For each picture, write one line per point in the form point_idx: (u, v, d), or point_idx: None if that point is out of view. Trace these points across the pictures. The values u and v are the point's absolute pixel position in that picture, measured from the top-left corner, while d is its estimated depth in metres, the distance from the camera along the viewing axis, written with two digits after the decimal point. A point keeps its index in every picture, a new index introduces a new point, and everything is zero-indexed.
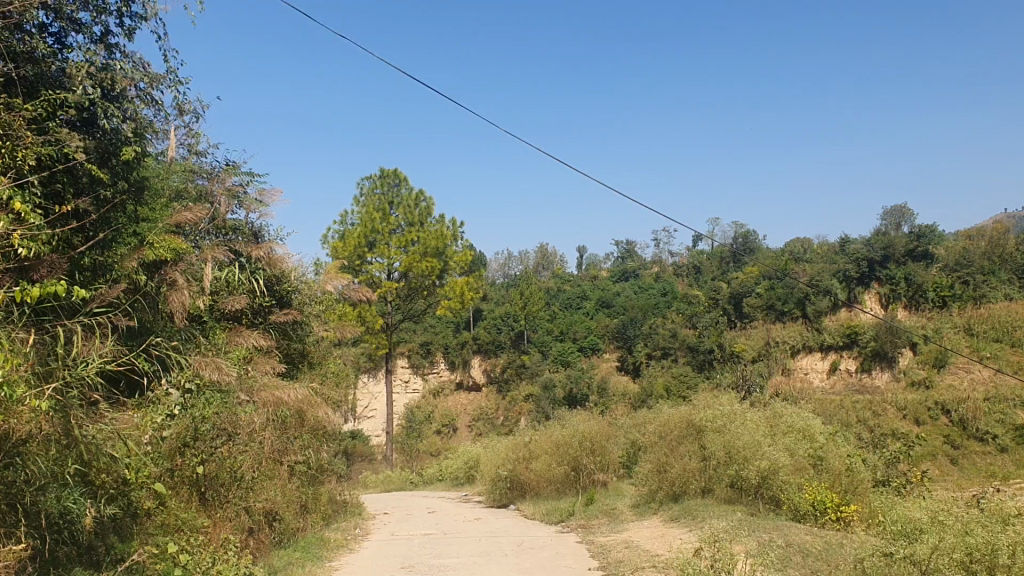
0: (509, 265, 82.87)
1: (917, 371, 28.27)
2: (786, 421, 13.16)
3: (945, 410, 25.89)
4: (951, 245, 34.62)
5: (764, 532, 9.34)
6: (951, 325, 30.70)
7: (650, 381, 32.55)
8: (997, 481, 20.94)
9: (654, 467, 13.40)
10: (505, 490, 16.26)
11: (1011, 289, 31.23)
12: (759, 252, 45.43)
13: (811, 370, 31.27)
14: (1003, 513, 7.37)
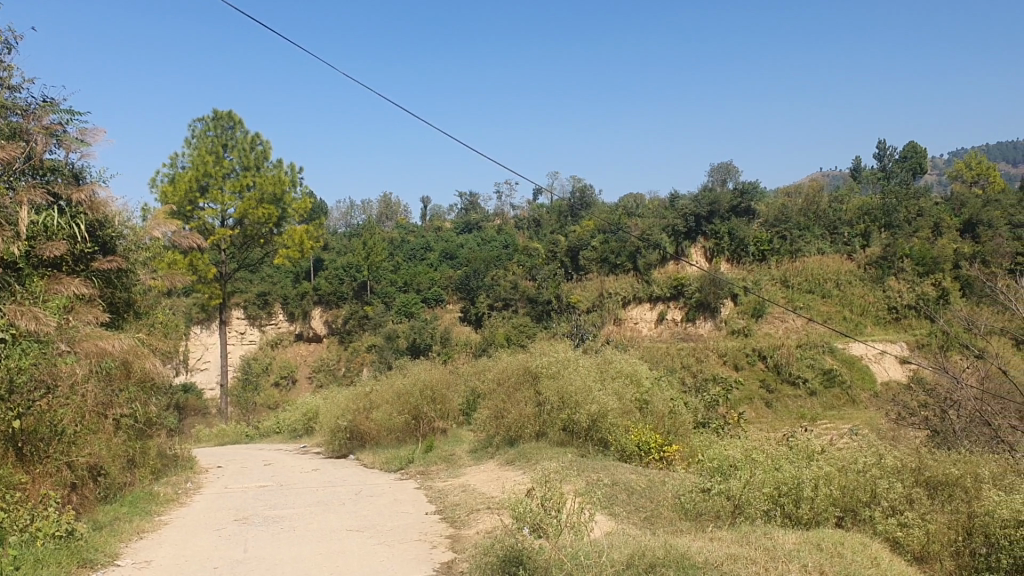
0: (352, 214, 81.55)
1: (737, 321, 30.04)
2: (615, 366, 13.81)
3: (761, 356, 27.41)
4: (771, 202, 36.66)
5: (593, 472, 9.74)
6: (768, 278, 32.72)
7: (492, 331, 32.92)
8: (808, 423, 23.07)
9: (491, 414, 13.62)
10: (344, 440, 16.16)
11: (823, 244, 33.90)
12: (596, 206, 46.68)
13: (640, 320, 32.38)
14: (809, 449, 7.99)
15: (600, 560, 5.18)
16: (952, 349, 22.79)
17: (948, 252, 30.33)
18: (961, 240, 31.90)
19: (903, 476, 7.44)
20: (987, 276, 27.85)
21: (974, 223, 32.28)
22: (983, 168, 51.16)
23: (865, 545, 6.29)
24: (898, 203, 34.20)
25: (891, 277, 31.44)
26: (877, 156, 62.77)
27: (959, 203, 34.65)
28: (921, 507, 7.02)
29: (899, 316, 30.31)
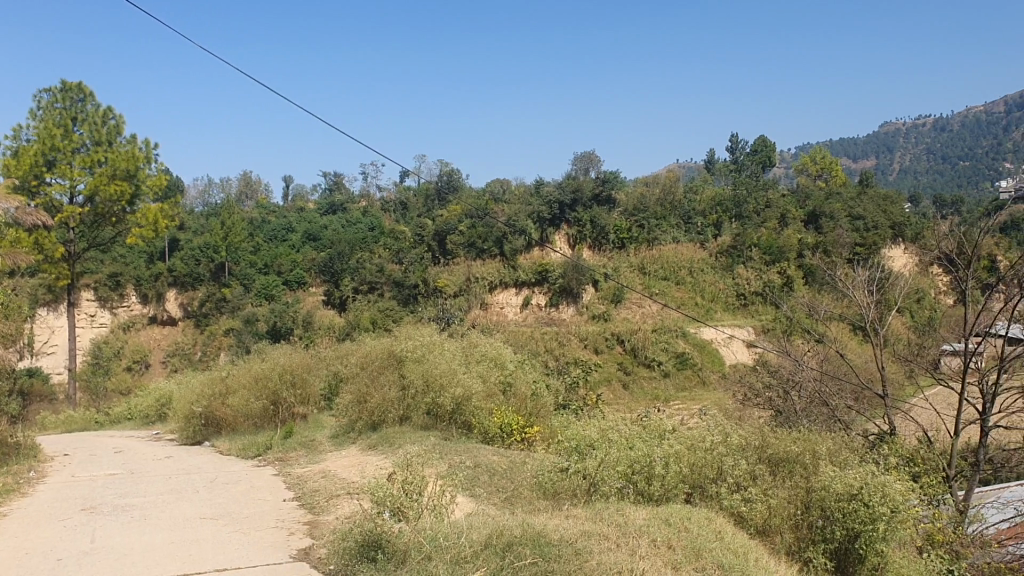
0: (210, 192, 78.67)
1: (598, 306, 30.95)
2: (479, 350, 13.95)
3: (620, 340, 27.96)
4: (631, 190, 37.64)
5: (455, 455, 9.82)
6: (627, 265, 33.40)
7: (356, 314, 32.47)
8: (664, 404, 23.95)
9: (353, 398, 13.19)
10: (200, 427, 15.65)
11: (678, 233, 35.07)
12: (461, 191, 46.81)
13: (506, 305, 32.56)
14: (661, 429, 8.29)
15: (459, 541, 5.19)
16: (793, 334, 24.09)
17: (793, 242, 32.35)
18: (805, 230, 33.91)
19: (748, 454, 7.84)
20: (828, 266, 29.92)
21: (818, 214, 34.33)
22: (826, 164, 54.01)
23: (711, 519, 6.60)
24: (748, 195, 35.79)
25: (741, 266, 32.90)
26: (730, 150, 65.24)
27: (804, 196, 36.62)
28: (764, 483, 7.48)
29: (747, 302, 32.01)
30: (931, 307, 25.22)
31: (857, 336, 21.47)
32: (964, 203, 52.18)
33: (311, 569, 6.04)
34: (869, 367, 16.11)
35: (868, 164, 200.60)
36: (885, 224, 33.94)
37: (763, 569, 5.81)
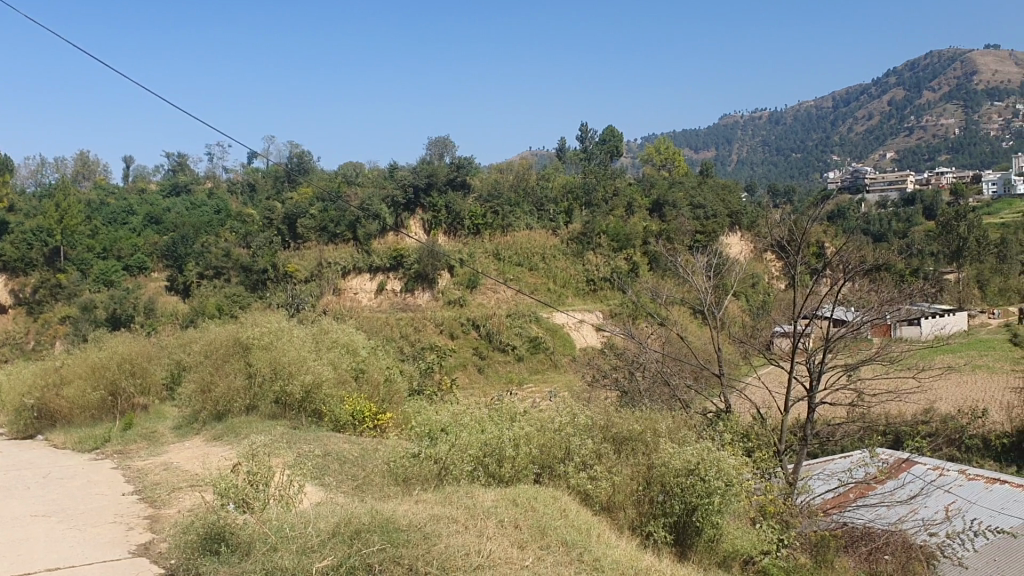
0: (43, 172, 74.20)
1: (454, 292, 30.99)
2: (331, 336, 13.78)
3: (475, 325, 27.96)
4: (485, 176, 37.86)
5: (305, 444, 9.69)
6: (483, 250, 33.50)
7: (201, 300, 31.31)
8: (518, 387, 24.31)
9: (196, 388, 12.80)
10: (31, 420, 14.77)
11: (531, 219, 35.57)
12: (313, 173, 45.95)
13: (360, 290, 31.83)
14: (511, 411, 8.38)
15: (306, 531, 5.13)
16: (638, 318, 24.90)
17: (639, 230, 34.05)
18: (649, 218, 35.91)
19: (593, 434, 8.06)
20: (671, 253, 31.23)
21: (662, 203, 36.08)
22: (670, 154, 56.14)
23: (555, 498, 6.77)
24: (596, 182, 37.46)
25: (590, 252, 34.00)
26: (580, 139, 66.62)
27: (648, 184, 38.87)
28: (608, 461, 7.73)
29: (596, 287, 33.03)
30: (767, 291, 26.63)
31: (697, 319, 22.42)
32: (795, 193, 55.33)
33: (152, 565, 5.86)
34: (709, 348, 16.79)
35: (712, 153, 208.86)
36: (722, 213, 36.81)
37: (605, 544, 6.03)
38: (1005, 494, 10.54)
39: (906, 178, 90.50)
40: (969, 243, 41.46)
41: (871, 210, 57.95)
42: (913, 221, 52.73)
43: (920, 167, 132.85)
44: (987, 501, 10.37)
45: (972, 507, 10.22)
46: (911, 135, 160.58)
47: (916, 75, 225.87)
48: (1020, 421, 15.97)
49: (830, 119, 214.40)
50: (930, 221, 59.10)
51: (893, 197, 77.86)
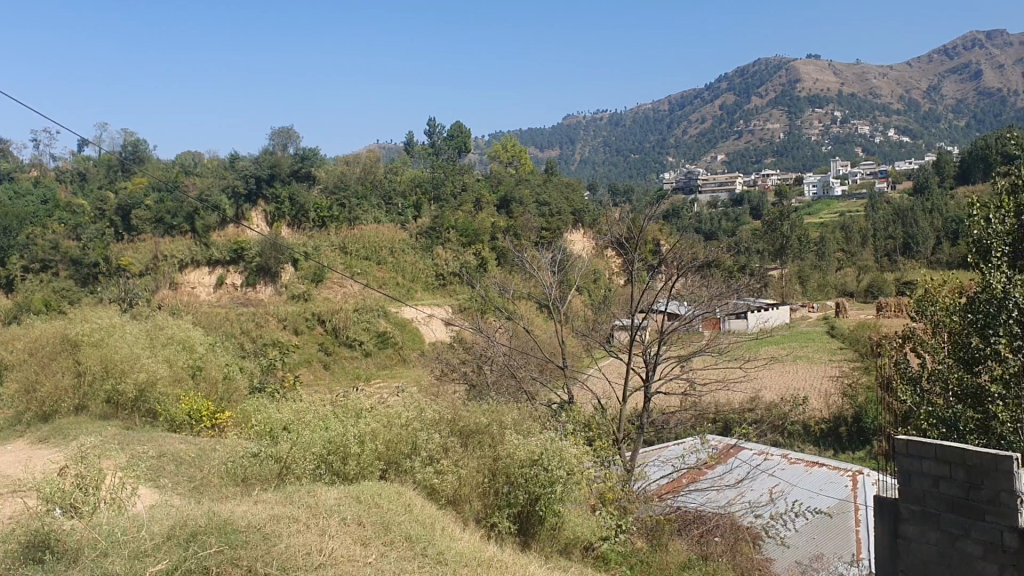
0: None
1: (298, 286, 30.27)
2: (166, 332, 13.29)
3: (320, 320, 27.35)
4: (330, 168, 37.30)
5: (138, 445, 9.29)
6: (328, 243, 32.66)
7: (27, 295, 29.33)
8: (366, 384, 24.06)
9: (20, 388, 12.07)
10: None
11: (379, 213, 35.24)
12: (149, 163, 44.08)
13: (199, 284, 30.61)
14: (357, 406, 8.22)
15: (140, 535, 4.94)
16: (485, 313, 25.10)
17: (487, 225, 34.58)
18: (497, 214, 36.39)
19: (441, 427, 8.08)
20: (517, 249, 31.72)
21: (508, 200, 36.79)
22: (516, 152, 57.02)
23: (400, 494, 6.77)
24: (443, 179, 37.81)
25: (439, 247, 34.27)
26: (428, 133, 66.73)
27: (495, 181, 39.91)
28: (455, 455, 7.80)
29: (445, 282, 33.27)
30: (608, 285, 27.39)
31: (542, 313, 22.80)
32: (633, 192, 57.28)
33: None
34: (552, 340, 17.17)
35: (557, 152, 212.66)
36: (565, 210, 37.87)
37: (449, 537, 6.09)
38: (823, 476, 11.37)
39: (735, 179, 95.16)
40: (791, 241, 44.08)
41: (704, 210, 60.73)
42: (741, 220, 55.59)
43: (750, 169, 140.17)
44: (807, 483, 11.14)
45: (794, 490, 10.97)
46: (743, 138, 168.89)
47: (747, 81, 237.77)
48: (837, 406, 17.11)
49: (669, 121, 222.62)
50: (759, 220, 62.43)
51: (725, 197, 81.67)
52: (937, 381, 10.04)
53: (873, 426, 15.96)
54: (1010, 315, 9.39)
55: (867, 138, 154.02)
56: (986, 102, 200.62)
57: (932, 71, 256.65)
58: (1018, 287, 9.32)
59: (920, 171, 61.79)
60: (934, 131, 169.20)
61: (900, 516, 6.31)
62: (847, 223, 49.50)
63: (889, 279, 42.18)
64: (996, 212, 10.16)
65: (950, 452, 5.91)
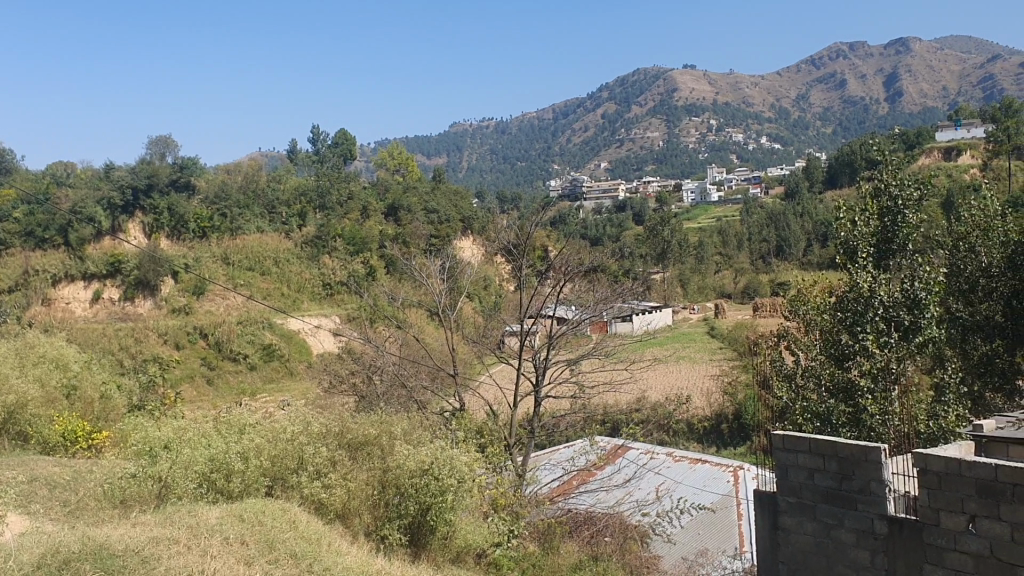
0: None
1: (178, 299, 29.34)
2: (36, 350, 12.74)
3: (203, 334, 26.58)
4: (210, 177, 36.34)
5: (7, 470, 8.84)
6: (209, 255, 31.76)
7: None
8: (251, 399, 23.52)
9: None
10: None
11: (262, 223, 34.52)
12: (16, 173, 41.96)
13: (73, 299, 29.25)
14: (241, 422, 8.00)
15: (6, 565, 4.70)
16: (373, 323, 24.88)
17: (375, 234, 34.57)
18: (384, 222, 36.69)
19: (328, 440, 7.97)
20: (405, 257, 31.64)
21: (396, 209, 37.35)
22: (402, 159, 56.87)
23: (285, 510, 6.66)
24: (329, 187, 37.55)
25: (325, 256, 33.86)
26: (312, 141, 65.82)
27: (382, 188, 40.36)
28: (344, 468, 7.74)
29: (332, 292, 32.84)
30: (497, 290, 27.59)
31: (431, 322, 22.73)
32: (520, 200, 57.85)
33: None
34: (440, 347, 17.16)
35: (442, 160, 212.43)
36: (453, 217, 38.06)
37: (334, 552, 6.04)
38: (706, 472, 11.71)
39: (618, 186, 97.09)
40: (672, 246, 45.31)
41: (590, 216, 61.83)
42: (625, 226, 56.77)
43: (632, 175, 143.43)
44: (690, 480, 11.46)
45: (679, 487, 11.28)
46: (626, 145, 172.43)
47: (629, 89, 243.27)
48: (718, 405, 17.68)
49: (556, 128, 225.33)
50: (642, 225, 63.92)
51: (610, 203, 83.26)
52: (811, 377, 10.40)
53: (752, 423, 16.54)
54: (877, 313, 10.02)
55: (741, 146, 159.64)
56: (851, 110, 210.71)
57: (801, 81, 267.80)
58: (883, 286, 10.06)
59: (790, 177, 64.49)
60: (804, 138, 176.69)
61: (777, 509, 6.57)
62: (724, 227, 51.22)
63: (764, 281, 43.41)
64: (861, 215, 10.75)
65: (824, 445, 6.18)
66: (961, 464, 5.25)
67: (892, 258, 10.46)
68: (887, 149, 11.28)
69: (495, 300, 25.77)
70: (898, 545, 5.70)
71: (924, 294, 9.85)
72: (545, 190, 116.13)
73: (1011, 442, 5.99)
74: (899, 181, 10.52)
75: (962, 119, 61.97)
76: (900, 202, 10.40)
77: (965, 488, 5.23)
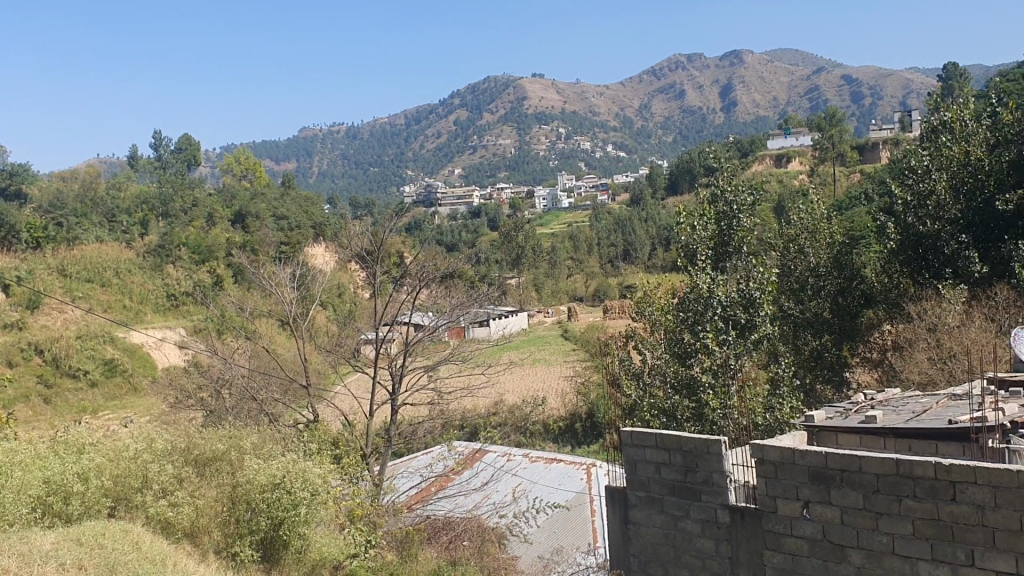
0: None
1: (10, 313, 26.34)
2: None
3: (38, 350, 25.00)
4: (43, 186, 34.53)
5: None
6: (44, 266, 29.10)
7: None
8: (91, 417, 22.35)
9: None
10: None
11: (102, 232, 32.88)
12: None
13: None
14: (79, 442, 7.60)
15: None
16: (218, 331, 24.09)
17: (221, 242, 33.94)
18: (231, 229, 35.86)
19: (173, 457, 7.70)
20: (256, 264, 30.87)
21: (244, 215, 36.79)
22: (249, 165, 55.65)
23: (127, 531, 6.40)
24: (171, 194, 37.00)
25: (169, 265, 32.41)
26: (154, 147, 63.50)
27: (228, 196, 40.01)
28: (190, 485, 7.49)
29: (177, 302, 31.23)
30: (351, 298, 27.32)
31: (282, 332, 22.28)
32: (373, 206, 57.52)
33: None
34: (293, 356, 16.84)
35: (294, 165, 208.15)
36: (304, 224, 38.03)
37: (182, 572, 5.84)
38: (561, 471, 11.95)
39: (471, 193, 97.81)
40: (526, 250, 46.04)
41: (443, 222, 62.08)
42: (479, 231, 57.24)
43: (485, 182, 144.44)
44: (546, 480, 11.67)
45: (535, 487, 11.47)
46: (479, 152, 173.74)
47: (482, 96, 245.20)
48: (572, 405, 18.10)
49: (410, 134, 224.70)
50: (495, 230, 64.64)
51: (462, 209, 83.74)
52: (657, 374, 10.71)
53: (604, 421, 17.05)
54: (715, 312, 10.55)
55: (589, 153, 163.64)
56: (693, 119, 219.68)
57: (647, 91, 277.12)
58: (721, 286, 10.57)
59: (635, 184, 66.71)
60: (648, 146, 183.00)
61: (628, 504, 6.77)
62: (575, 233, 52.41)
63: (614, 284, 44.67)
64: (700, 220, 11.29)
65: (669, 439, 6.42)
66: (794, 453, 5.57)
67: (729, 260, 11.09)
68: (722, 158, 11.90)
69: (347, 307, 25.53)
70: (740, 533, 5.98)
71: (758, 293, 10.44)
72: (399, 196, 115.60)
73: (841, 430, 6.38)
74: (734, 187, 11.19)
75: (791, 128, 65.69)
76: (735, 207, 11.14)
77: (800, 476, 5.56)
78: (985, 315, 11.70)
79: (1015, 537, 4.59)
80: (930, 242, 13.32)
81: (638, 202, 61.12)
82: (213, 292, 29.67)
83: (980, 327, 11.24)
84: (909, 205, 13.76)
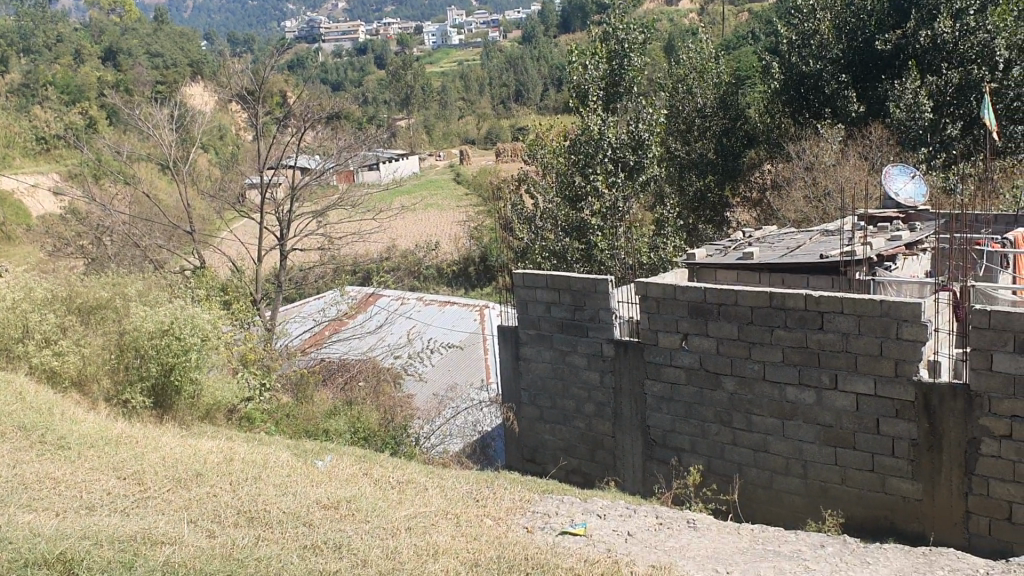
0: None
1: None
2: None
3: None
4: None
5: None
6: None
7: None
8: None
9: None
10: None
11: None
12: None
13: None
14: None
15: None
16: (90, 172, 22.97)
17: (92, 80, 31.69)
18: (101, 66, 33.85)
19: (55, 306, 7.53)
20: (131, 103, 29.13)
21: (113, 52, 34.83)
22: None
23: (10, 383, 6.30)
24: (32, 29, 35.18)
25: (36, 106, 29.91)
26: None
27: (96, 31, 38.22)
28: (75, 334, 7.39)
29: (48, 146, 28.48)
30: (234, 141, 26.34)
31: (163, 175, 21.46)
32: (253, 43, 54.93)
33: None
34: (175, 202, 16.30)
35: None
36: (181, 62, 36.06)
37: (70, 420, 5.79)
38: (454, 313, 12.14)
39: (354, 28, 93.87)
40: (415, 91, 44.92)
41: (328, 60, 59.80)
42: (366, 70, 55.48)
43: (371, 18, 138.72)
44: (439, 322, 11.86)
45: (429, 328, 11.66)
46: None
47: None
48: (465, 249, 18.19)
49: None
50: (383, 68, 62.70)
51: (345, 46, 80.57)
52: (548, 218, 10.75)
53: (497, 264, 17.30)
54: (606, 154, 10.70)
55: None
56: None
57: None
58: (611, 128, 10.67)
59: (526, 22, 65.22)
60: None
61: (519, 341, 6.96)
62: (465, 73, 51.35)
63: (506, 125, 44.24)
64: (592, 59, 11.23)
65: (558, 281, 6.56)
66: (676, 289, 5.81)
67: (620, 100, 11.20)
68: None
69: (229, 149, 24.64)
70: (623, 365, 6.26)
71: (647, 135, 10.62)
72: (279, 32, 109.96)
73: (720, 266, 6.61)
74: (626, 24, 11.06)
75: None
76: (627, 45, 11.09)
77: (681, 310, 5.82)
78: (860, 154, 11.98)
79: (874, 361, 5.02)
80: (811, 82, 13.71)
81: (529, 40, 59.92)
82: (84, 133, 27.70)
83: (854, 164, 11.60)
84: (793, 45, 14.02)
